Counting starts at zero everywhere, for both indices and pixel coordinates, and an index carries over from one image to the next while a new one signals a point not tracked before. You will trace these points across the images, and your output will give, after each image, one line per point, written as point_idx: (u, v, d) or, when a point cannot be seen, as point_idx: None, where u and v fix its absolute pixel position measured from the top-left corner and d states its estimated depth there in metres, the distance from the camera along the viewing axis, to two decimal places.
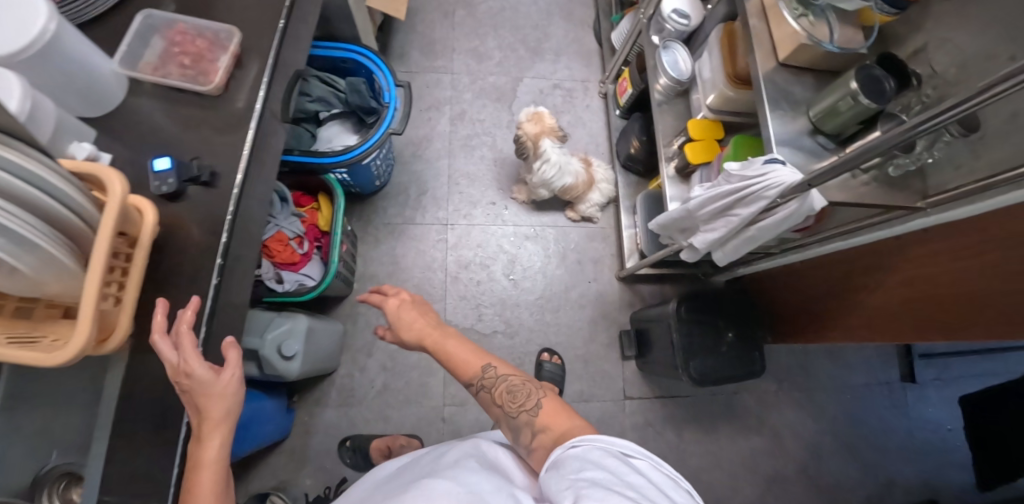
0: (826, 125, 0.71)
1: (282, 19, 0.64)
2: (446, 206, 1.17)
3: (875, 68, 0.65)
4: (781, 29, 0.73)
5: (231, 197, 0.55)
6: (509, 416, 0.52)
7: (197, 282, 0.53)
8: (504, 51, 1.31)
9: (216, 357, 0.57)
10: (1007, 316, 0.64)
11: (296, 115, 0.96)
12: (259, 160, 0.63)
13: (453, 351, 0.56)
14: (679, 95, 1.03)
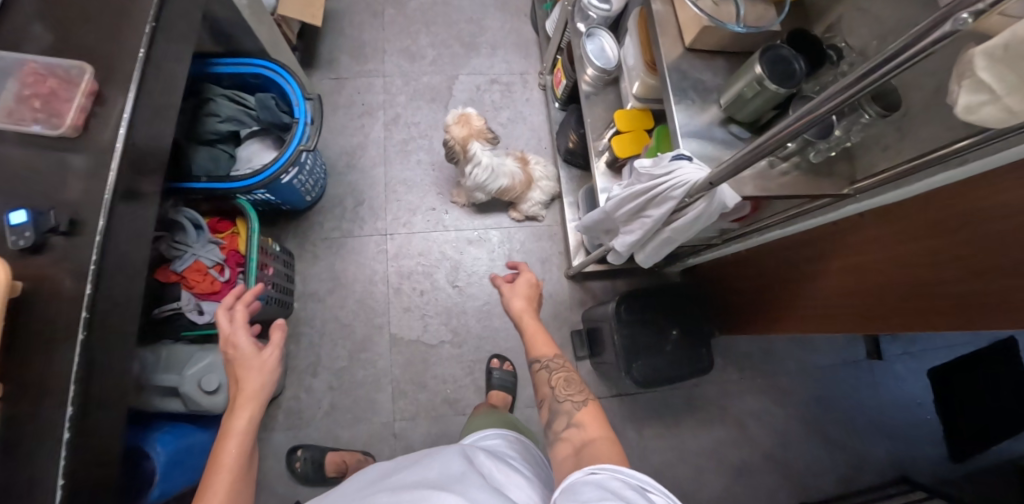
0: (738, 113, 0.57)
1: (142, 48, 0.58)
2: (384, 215, 1.07)
3: (781, 48, 0.51)
4: (685, 9, 0.60)
5: (91, 247, 0.50)
6: (556, 397, 0.57)
7: (63, 346, 0.47)
8: (438, 49, 1.17)
9: (107, 421, 0.53)
10: (946, 310, 0.53)
11: (208, 138, 0.86)
12: (134, 199, 0.57)
13: (537, 335, 0.64)
14: (609, 84, 0.90)
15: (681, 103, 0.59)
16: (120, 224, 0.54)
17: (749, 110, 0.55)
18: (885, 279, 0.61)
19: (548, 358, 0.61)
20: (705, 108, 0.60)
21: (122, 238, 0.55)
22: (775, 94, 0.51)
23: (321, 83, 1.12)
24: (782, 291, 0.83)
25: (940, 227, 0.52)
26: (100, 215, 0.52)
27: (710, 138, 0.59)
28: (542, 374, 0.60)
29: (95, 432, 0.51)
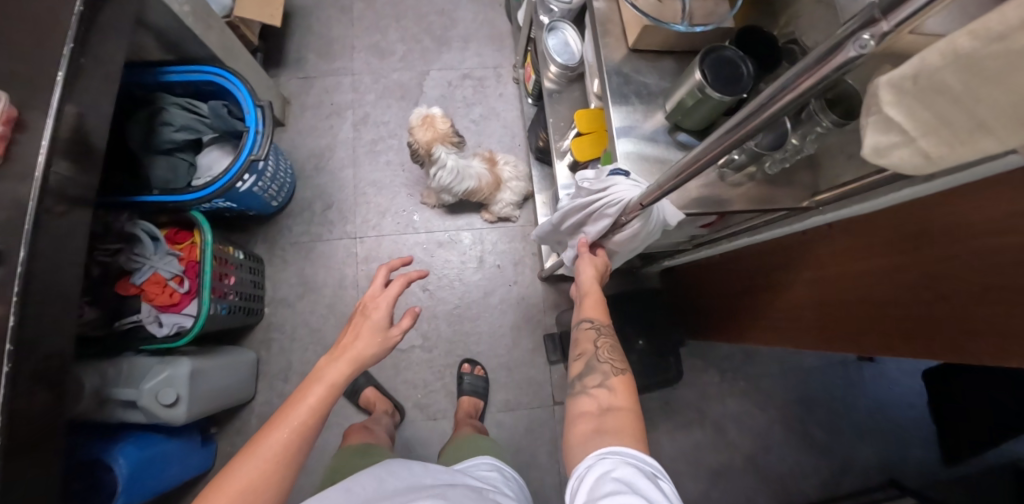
0: (687, 122, 0.65)
1: (60, 71, 0.67)
2: (354, 218, 1.08)
3: (726, 50, 0.59)
4: (629, 14, 0.70)
5: (13, 276, 0.59)
6: (595, 356, 0.53)
7: None
8: (407, 44, 1.18)
9: (38, 419, 0.62)
10: (910, 328, 0.50)
11: (165, 148, 0.92)
12: (56, 221, 0.65)
13: (592, 297, 0.59)
14: (573, 80, 0.94)
15: (623, 104, 0.69)
16: (44, 248, 0.63)
17: (693, 117, 0.63)
18: (850, 297, 0.59)
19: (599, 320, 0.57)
20: (651, 112, 0.69)
21: (45, 262, 0.64)
22: (717, 101, 0.58)
23: (290, 84, 1.14)
24: (751, 302, 0.81)
25: (903, 246, 0.50)
26: (23, 246, 0.61)
27: (655, 140, 0.68)
28: (588, 334, 0.56)
29: (24, 435, 0.59)
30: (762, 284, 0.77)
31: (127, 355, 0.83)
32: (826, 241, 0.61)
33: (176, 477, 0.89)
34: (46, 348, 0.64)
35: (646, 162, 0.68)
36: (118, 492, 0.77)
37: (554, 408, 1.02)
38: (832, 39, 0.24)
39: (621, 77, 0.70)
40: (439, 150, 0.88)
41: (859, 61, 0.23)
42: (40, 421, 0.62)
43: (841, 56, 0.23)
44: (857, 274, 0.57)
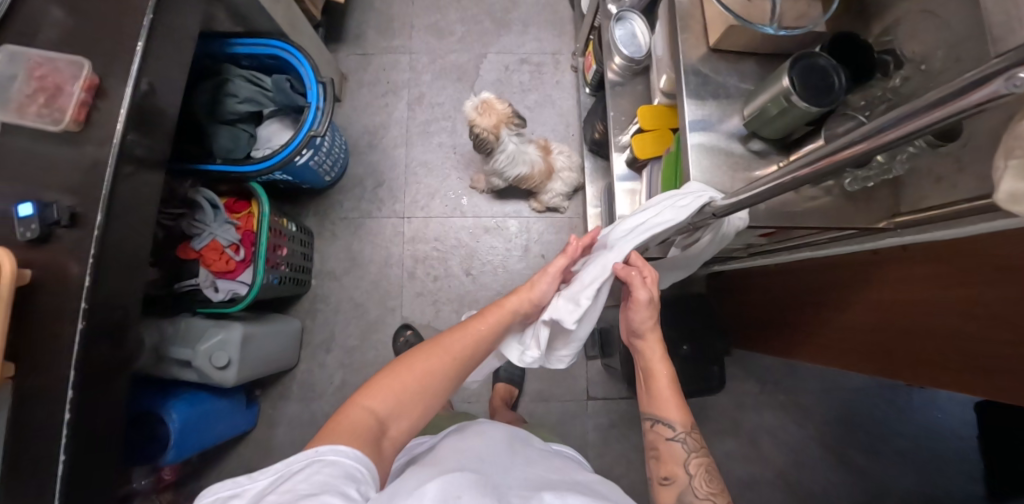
0: (764, 130, 0.62)
1: (139, 41, 0.69)
2: (403, 198, 1.11)
3: (819, 57, 0.55)
4: (711, 10, 0.66)
5: (89, 238, 0.61)
6: (691, 489, 0.52)
7: (62, 315, 0.60)
8: (467, 25, 1.19)
9: (105, 372, 0.65)
10: (980, 367, 0.48)
11: (228, 118, 0.94)
12: (129, 186, 0.68)
13: (672, 397, 0.57)
14: (637, 74, 0.91)
15: (698, 104, 0.66)
16: (118, 213, 0.66)
17: (773, 124, 0.60)
18: (920, 326, 0.56)
19: (677, 427, 0.55)
20: (727, 116, 0.66)
21: (120, 225, 0.67)
22: (804, 111, 0.55)
23: (349, 59, 1.17)
24: (803, 318, 0.78)
25: (994, 276, 0.46)
26: (98, 211, 0.63)
27: (729, 146, 0.65)
28: (673, 448, 0.54)
29: (95, 388, 0.63)
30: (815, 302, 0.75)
31: (186, 315, 0.87)
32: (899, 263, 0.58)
33: (221, 435, 0.94)
34: (118, 304, 0.67)
35: (720, 168, 0.64)
36: (170, 445, 0.82)
37: (587, 402, 1.04)
38: (976, 75, 0.21)
39: (699, 77, 0.67)
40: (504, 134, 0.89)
41: (1005, 100, 0.20)
42: (103, 374, 0.65)
43: (985, 91, 0.20)
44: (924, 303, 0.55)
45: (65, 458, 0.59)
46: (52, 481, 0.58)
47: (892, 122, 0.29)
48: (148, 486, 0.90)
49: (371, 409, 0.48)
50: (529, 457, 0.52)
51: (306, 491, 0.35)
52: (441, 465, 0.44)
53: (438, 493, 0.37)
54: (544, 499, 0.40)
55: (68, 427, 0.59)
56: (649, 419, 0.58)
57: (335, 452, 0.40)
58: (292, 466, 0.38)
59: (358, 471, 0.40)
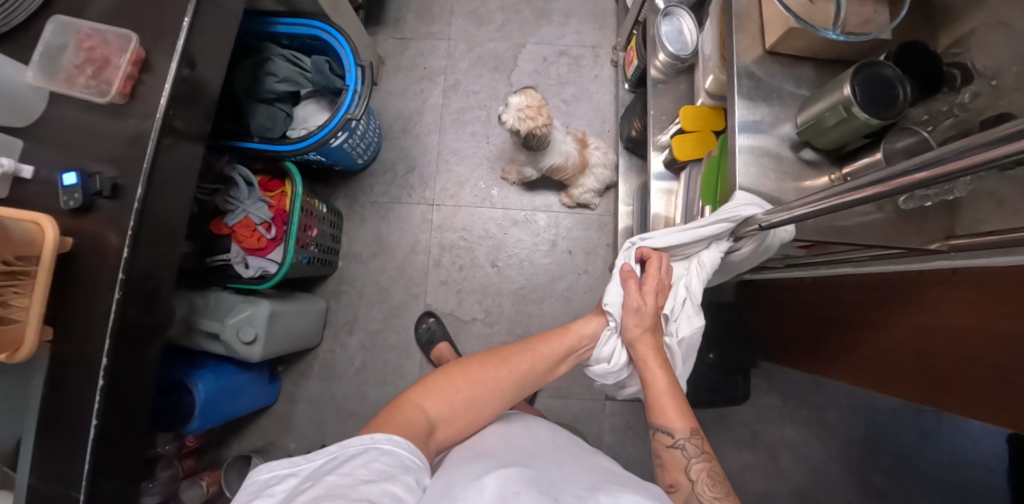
0: (816, 140, 0.59)
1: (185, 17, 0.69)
2: (433, 185, 1.11)
3: (883, 67, 0.52)
4: (770, 8, 0.62)
5: (130, 210, 0.62)
6: (695, 494, 0.50)
7: (100, 285, 0.61)
8: (507, 14, 1.18)
9: (140, 342, 0.66)
10: None
11: (267, 97, 0.95)
12: (170, 161, 0.69)
13: (672, 405, 0.57)
14: (681, 73, 0.88)
15: (750, 108, 0.62)
16: (158, 187, 0.67)
17: (828, 135, 0.57)
18: (962, 353, 0.53)
19: (675, 435, 0.54)
20: (779, 123, 0.62)
21: (159, 197, 0.67)
22: (863, 123, 0.52)
23: (387, 43, 1.17)
24: (837, 335, 0.75)
25: None
26: (138, 183, 0.64)
27: (779, 154, 0.62)
28: (674, 456, 0.53)
29: (131, 358, 0.65)
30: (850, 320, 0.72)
31: (216, 289, 0.88)
32: (938, 287, 0.56)
33: (245, 407, 0.96)
34: (156, 273, 0.68)
35: (768, 177, 0.61)
36: (196, 414, 0.84)
37: (605, 402, 1.04)
38: None
39: (751, 80, 0.63)
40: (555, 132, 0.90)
41: None
42: (139, 342, 0.66)
43: None
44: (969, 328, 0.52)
45: (97, 424, 0.60)
46: (84, 445, 0.60)
47: (954, 151, 0.30)
48: (174, 451, 0.91)
49: (423, 409, 0.54)
50: (576, 456, 0.55)
51: (366, 476, 0.38)
52: (498, 458, 0.49)
53: (496, 487, 0.41)
54: (601, 499, 0.41)
55: (100, 394, 0.60)
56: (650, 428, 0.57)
57: (392, 442, 0.44)
58: (349, 449, 0.42)
59: (409, 462, 0.43)
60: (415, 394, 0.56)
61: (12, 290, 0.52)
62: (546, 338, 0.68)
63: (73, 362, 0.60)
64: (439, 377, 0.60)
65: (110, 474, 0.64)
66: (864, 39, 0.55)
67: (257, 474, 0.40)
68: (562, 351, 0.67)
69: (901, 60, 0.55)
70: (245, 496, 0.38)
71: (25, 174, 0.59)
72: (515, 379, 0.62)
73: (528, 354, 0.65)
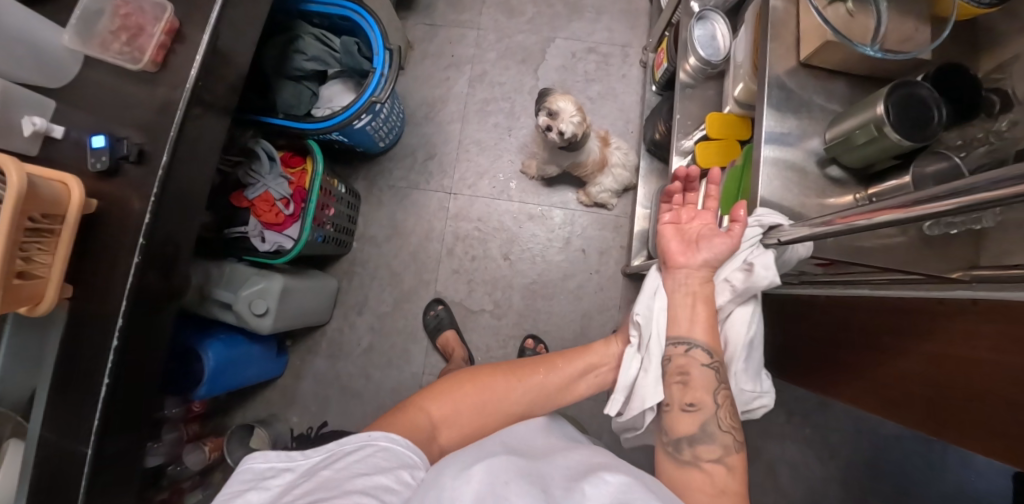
0: (844, 158, 0.57)
1: None
2: (452, 174, 1.11)
3: (920, 88, 0.50)
4: (807, 18, 0.59)
5: (155, 177, 0.63)
6: (715, 419, 0.50)
7: (121, 249, 0.62)
8: (538, 7, 1.17)
9: (155, 306, 0.67)
10: None
11: (295, 75, 0.95)
12: (196, 131, 0.70)
13: (707, 312, 0.54)
14: (711, 78, 0.87)
15: (779, 120, 0.60)
16: (182, 156, 0.68)
17: (856, 153, 0.55)
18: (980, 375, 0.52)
19: (713, 355, 0.53)
20: (807, 136, 0.60)
21: (182, 165, 0.68)
22: (894, 144, 0.50)
23: (416, 29, 1.17)
24: (846, 356, 0.73)
25: None
26: (163, 152, 0.65)
27: (804, 169, 0.60)
28: (706, 376, 0.52)
29: (146, 321, 0.66)
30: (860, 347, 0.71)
31: (231, 261, 0.89)
32: (963, 317, 0.54)
33: (251, 378, 0.98)
34: (175, 239, 0.70)
35: (791, 191, 0.59)
36: (204, 381, 0.85)
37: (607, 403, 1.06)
38: None
39: (783, 91, 0.61)
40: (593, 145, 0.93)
41: None
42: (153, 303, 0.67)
43: None
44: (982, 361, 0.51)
45: (109, 382, 0.61)
46: (95, 403, 0.61)
47: (989, 182, 0.29)
48: (180, 415, 0.92)
49: (427, 413, 0.55)
50: (570, 447, 0.55)
51: (361, 470, 0.40)
52: (486, 448, 0.49)
53: (483, 476, 0.41)
54: (586, 487, 0.42)
55: (114, 353, 0.61)
56: (683, 344, 0.54)
57: (387, 439, 0.45)
58: (347, 447, 0.43)
59: (407, 456, 0.44)
60: (420, 398, 0.57)
61: (37, 246, 0.53)
62: (563, 355, 0.65)
63: (89, 323, 0.61)
64: (448, 383, 0.60)
65: (117, 434, 0.65)
66: (902, 58, 0.53)
67: (250, 462, 0.40)
68: (580, 368, 0.64)
69: (941, 81, 0.53)
70: (240, 484, 0.38)
71: (55, 134, 0.60)
72: (528, 391, 0.61)
73: (544, 368, 0.63)
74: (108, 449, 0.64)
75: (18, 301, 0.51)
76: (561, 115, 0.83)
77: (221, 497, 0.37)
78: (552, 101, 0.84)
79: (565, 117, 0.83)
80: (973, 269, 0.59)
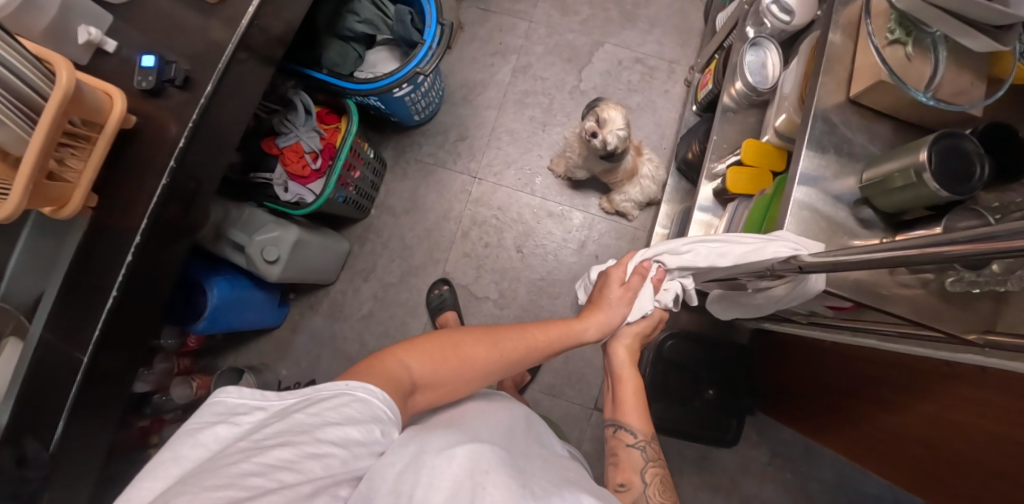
0: (878, 200, 0.57)
1: None
2: (480, 159, 1.12)
3: (966, 141, 0.50)
4: (864, 53, 0.59)
5: (196, 105, 0.64)
6: (645, 495, 0.59)
7: (151, 168, 0.63)
8: (594, 9, 1.17)
9: (172, 234, 0.69)
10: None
11: (345, 34, 0.97)
12: (242, 69, 0.71)
13: (637, 410, 0.67)
14: (754, 105, 0.86)
15: (817, 153, 0.60)
16: (225, 88, 0.68)
17: (891, 196, 0.55)
18: (971, 452, 0.53)
19: (639, 436, 0.65)
20: (843, 175, 0.59)
21: (226, 99, 0.70)
22: (931, 193, 0.50)
23: (469, 12, 1.18)
24: (845, 407, 0.75)
25: None
26: (210, 80, 0.66)
27: (836, 205, 0.59)
28: (632, 455, 0.63)
29: (161, 251, 0.68)
30: (858, 399, 0.72)
31: (253, 204, 0.90)
32: (963, 386, 0.53)
33: (249, 324, 0.99)
34: (205, 169, 0.71)
35: (820, 225, 0.59)
36: (204, 316, 0.86)
37: (592, 412, 1.07)
38: None
39: (826, 125, 0.61)
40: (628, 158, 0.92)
41: None
42: (168, 234, 0.68)
43: None
44: (977, 436, 0.52)
45: (116, 295, 0.62)
46: (100, 312, 0.62)
47: (1014, 236, 0.29)
48: (174, 348, 0.93)
49: (407, 367, 0.52)
50: (544, 451, 0.54)
51: (335, 419, 0.39)
52: (472, 433, 0.48)
53: (466, 460, 0.41)
54: (566, 496, 0.41)
55: (126, 269, 0.62)
56: (615, 428, 0.67)
57: (365, 390, 0.43)
58: (322, 393, 0.41)
59: (382, 412, 0.43)
60: (401, 351, 0.54)
61: (70, 151, 0.54)
62: (536, 324, 0.65)
63: (106, 237, 0.61)
64: (431, 342, 0.58)
65: (114, 352, 0.65)
66: (954, 110, 0.53)
67: (222, 396, 0.40)
68: (561, 340, 0.65)
69: (986, 142, 0.52)
70: (211, 416, 0.38)
71: (108, 48, 0.61)
72: (504, 358, 0.60)
73: (522, 336, 0.63)
74: (104, 362, 0.64)
75: (45, 201, 0.52)
76: (608, 125, 0.84)
77: (189, 425, 0.37)
78: (602, 109, 0.84)
79: (610, 128, 0.84)
80: (990, 332, 0.53)
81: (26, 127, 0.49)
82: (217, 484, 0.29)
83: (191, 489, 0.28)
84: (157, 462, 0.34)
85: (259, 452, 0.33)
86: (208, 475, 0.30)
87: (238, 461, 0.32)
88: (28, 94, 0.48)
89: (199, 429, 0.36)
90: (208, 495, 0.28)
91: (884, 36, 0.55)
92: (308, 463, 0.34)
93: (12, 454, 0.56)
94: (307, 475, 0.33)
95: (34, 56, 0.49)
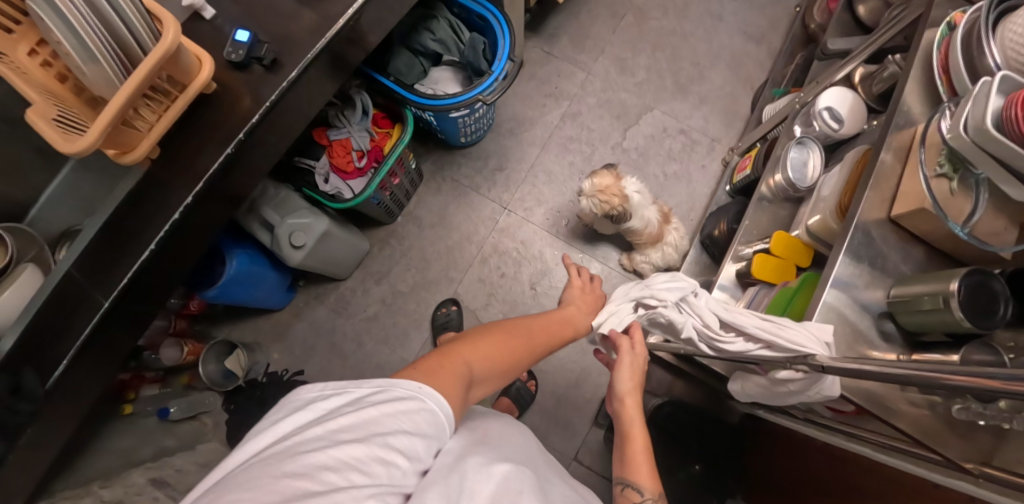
0: (902, 318, 0.58)
1: None
2: (514, 191, 1.15)
3: (995, 282, 0.52)
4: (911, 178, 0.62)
5: (276, 87, 0.66)
6: None
7: (217, 135, 0.65)
8: (650, 74, 1.24)
9: (221, 199, 0.70)
10: None
11: (416, 48, 1.02)
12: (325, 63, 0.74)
13: (643, 463, 0.56)
14: (789, 199, 0.90)
15: (852, 261, 0.62)
16: (306, 77, 0.71)
17: (914, 317, 0.56)
18: None
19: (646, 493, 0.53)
20: (873, 286, 0.61)
21: (305, 85, 0.72)
22: (955, 321, 0.51)
23: (533, 51, 1.24)
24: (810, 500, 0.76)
25: None
26: (296, 66, 0.68)
27: (861, 312, 0.61)
28: None
29: (203, 215, 0.68)
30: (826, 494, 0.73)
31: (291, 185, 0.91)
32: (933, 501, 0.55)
33: (256, 302, 0.99)
34: (265, 147, 0.72)
35: (845, 329, 0.60)
36: (216, 285, 0.86)
37: (571, 462, 1.05)
38: None
39: (865, 237, 0.63)
40: (650, 212, 0.93)
41: None
42: (216, 197, 0.69)
43: None
44: None
45: (151, 250, 0.63)
46: (135, 262, 0.62)
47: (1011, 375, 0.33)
48: (174, 307, 0.92)
49: (468, 365, 0.52)
50: (554, 473, 0.54)
51: (407, 427, 0.39)
52: (503, 451, 0.48)
53: (503, 480, 0.41)
54: None
55: (169, 225, 0.63)
56: (620, 483, 0.55)
57: (437, 400, 0.43)
58: (397, 391, 0.41)
59: (444, 427, 0.43)
60: (462, 350, 0.54)
61: (149, 103, 0.56)
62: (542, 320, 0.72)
63: (156, 189, 0.62)
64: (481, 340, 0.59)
65: (133, 300, 0.65)
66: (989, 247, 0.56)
67: (304, 390, 0.41)
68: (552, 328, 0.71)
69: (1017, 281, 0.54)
70: (292, 407, 0.40)
71: (206, 16, 0.65)
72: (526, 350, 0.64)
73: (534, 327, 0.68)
74: (120, 310, 0.64)
75: (112, 143, 0.53)
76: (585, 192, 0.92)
77: (271, 415, 0.39)
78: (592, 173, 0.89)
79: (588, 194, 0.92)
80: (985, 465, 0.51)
81: (120, 74, 0.50)
82: (294, 472, 0.31)
83: (269, 473, 0.31)
84: (238, 449, 0.36)
85: (335, 445, 0.34)
86: (286, 459, 0.32)
87: (317, 449, 0.34)
88: (132, 44, 0.50)
89: (281, 418, 0.38)
90: (286, 483, 0.30)
91: (933, 167, 0.58)
92: (375, 467, 0.35)
93: (9, 383, 0.55)
94: (374, 478, 0.34)
95: (147, 11, 0.51)
